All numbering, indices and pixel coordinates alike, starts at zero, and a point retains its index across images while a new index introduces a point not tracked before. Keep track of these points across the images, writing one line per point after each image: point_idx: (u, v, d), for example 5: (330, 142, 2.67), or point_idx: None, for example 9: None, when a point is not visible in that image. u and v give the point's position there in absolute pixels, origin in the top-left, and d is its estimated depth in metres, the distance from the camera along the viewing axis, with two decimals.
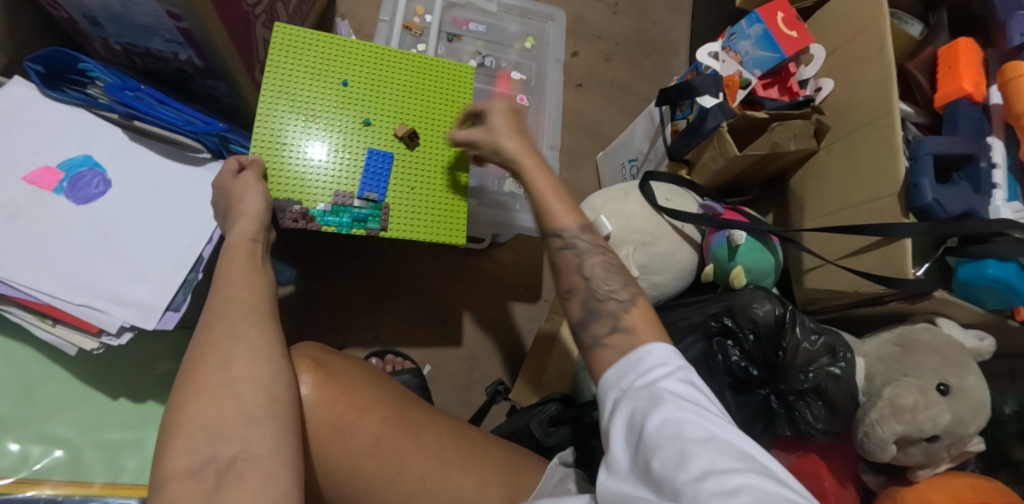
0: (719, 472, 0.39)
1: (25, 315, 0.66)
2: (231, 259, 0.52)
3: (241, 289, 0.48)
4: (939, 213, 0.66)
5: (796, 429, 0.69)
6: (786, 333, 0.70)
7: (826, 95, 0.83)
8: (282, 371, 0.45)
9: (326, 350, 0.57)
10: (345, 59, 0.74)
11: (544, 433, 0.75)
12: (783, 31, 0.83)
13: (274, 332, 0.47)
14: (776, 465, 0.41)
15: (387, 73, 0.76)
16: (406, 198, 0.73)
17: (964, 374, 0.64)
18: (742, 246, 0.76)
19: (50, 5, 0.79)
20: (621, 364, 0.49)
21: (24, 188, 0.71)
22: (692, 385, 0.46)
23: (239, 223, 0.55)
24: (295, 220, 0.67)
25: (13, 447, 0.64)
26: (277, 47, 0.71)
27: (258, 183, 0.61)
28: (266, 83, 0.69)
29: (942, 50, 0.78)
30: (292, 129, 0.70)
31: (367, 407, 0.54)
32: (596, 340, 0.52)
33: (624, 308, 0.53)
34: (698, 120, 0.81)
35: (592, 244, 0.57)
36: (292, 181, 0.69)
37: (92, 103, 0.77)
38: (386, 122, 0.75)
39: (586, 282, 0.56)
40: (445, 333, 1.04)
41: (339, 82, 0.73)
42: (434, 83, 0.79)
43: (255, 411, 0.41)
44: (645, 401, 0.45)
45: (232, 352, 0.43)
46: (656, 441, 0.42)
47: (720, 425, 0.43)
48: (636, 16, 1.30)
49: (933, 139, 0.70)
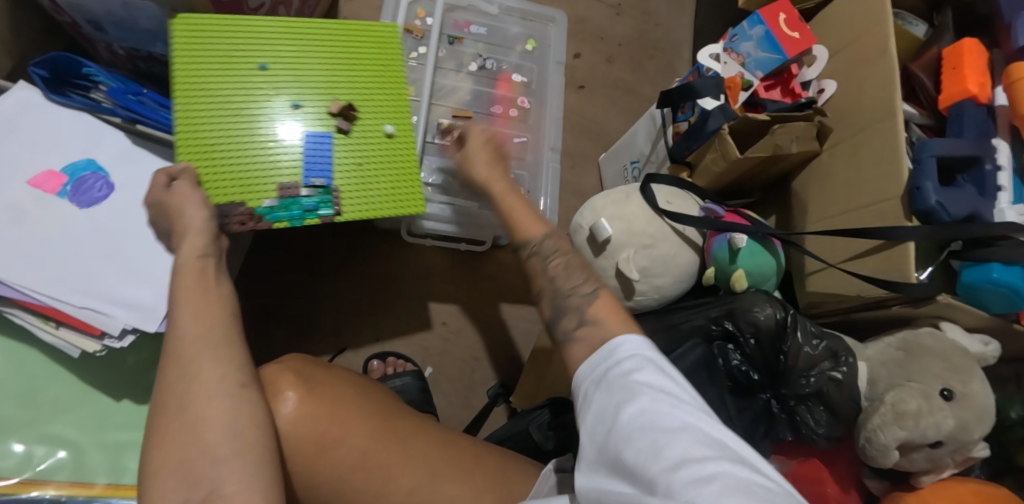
0: (691, 458, 0.38)
1: (29, 317, 0.68)
2: (183, 282, 0.54)
3: (201, 323, 0.51)
4: (943, 217, 0.65)
5: (797, 433, 0.69)
6: (788, 338, 0.69)
7: (828, 96, 0.82)
8: (241, 406, 0.47)
9: (312, 364, 0.62)
10: (256, 42, 0.72)
11: (542, 437, 0.75)
12: (785, 33, 0.82)
13: (234, 363, 0.49)
14: (749, 452, 0.41)
15: (307, 50, 0.75)
16: (355, 177, 0.73)
17: (969, 379, 0.63)
18: (743, 249, 0.75)
19: (54, 10, 0.79)
20: (594, 357, 0.50)
21: (28, 192, 0.72)
22: (667, 376, 0.46)
23: (186, 239, 0.57)
24: (243, 222, 0.66)
25: (19, 448, 0.67)
26: (181, 40, 0.68)
27: (196, 192, 0.62)
28: (177, 77, 0.67)
29: (947, 51, 0.77)
30: (218, 124, 0.68)
31: (351, 421, 0.58)
32: (567, 334, 0.54)
33: (588, 300, 0.56)
34: (699, 122, 0.81)
35: (555, 247, 0.63)
36: (229, 180, 0.67)
37: (95, 107, 0.78)
38: (316, 102, 0.73)
39: (552, 282, 0.60)
40: (447, 336, 1.04)
41: (257, 67, 0.72)
42: (360, 52, 0.78)
43: (218, 451, 0.44)
44: (619, 393, 0.45)
45: (188, 394, 0.46)
46: (631, 434, 0.42)
47: (695, 415, 0.42)
48: (639, 17, 1.29)
49: (937, 141, 0.69)
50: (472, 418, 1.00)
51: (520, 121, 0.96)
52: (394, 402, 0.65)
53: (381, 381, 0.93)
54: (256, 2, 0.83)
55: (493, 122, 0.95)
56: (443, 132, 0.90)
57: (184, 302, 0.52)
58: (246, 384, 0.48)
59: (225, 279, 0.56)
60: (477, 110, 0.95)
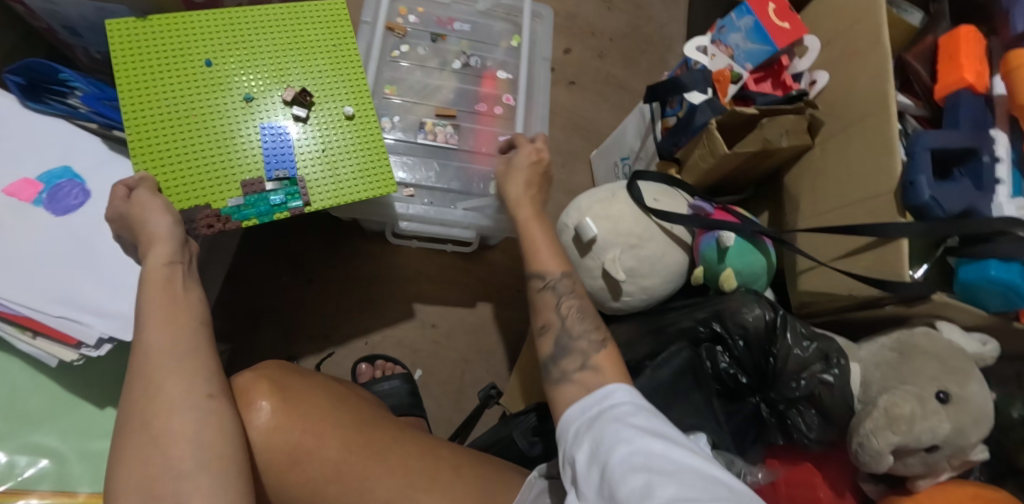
0: (682, 498, 0.43)
1: (5, 327, 0.67)
2: (151, 292, 0.53)
3: (164, 333, 0.49)
4: (938, 212, 0.62)
5: (789, 437, 0.67)
6: (777, 340, 0.66)
7: (819, 88, 0.79)
8: (207, 418, 0.46)
9: (289, 372, 0.61)
10: (199, 40, 0.71)
11: (527, 443, 0.74)
12: (774, 23, 0.80)
13: (201, 374, 0.48)
14: (731, 483, 0.46)
15: (252, 39, 0.73)
16: (320, 163, 0.71)
17: (966, 381, 0.61)
18: (732, 247, 0.72)
19: (29, 16, 0.78)
20: (586, 401, 0.55)
21: (3, 200, 0.71)
22: (655, 421, 0.51)
23: (153, 248, 0.56)
24: (210, 225, 0.66)
25: (2, 457, 0.66)
26: (121, 48, 0.68)
27: (155, 198, 0.60)
28: (122, 85, 0.66)
29: (942, 39, 0.75)
30: (169, 127, 0.67)
31: (326, 432, 0.57)
32: (565, 375, 0.59)
33: (592, 347, 0.60)
34: (687, 116, 0.79)
35: (570, 288, 0.65)
36: (188, 182, 0.66)
37: (72, 113, 0.77)
38: (268, 91, 0.72)
39: (560, 320, 0.64)
40: (437, 339, 1.02)
41: (202, 64, 0.70)
42: (305, 34, 0.76)
43: (183, 465, 0.43)
44: (610, 436, 0.50)
45: (153, 403, 0.45)
46: (624, 473, 0.46)
47: (684, 455, 0.48)
48: (631, 11, 1.27)
49: (931, 133, 0.66)
50: (463, 421, 0.99)
51: (506, 119, 0.94)
52: (373, 411, 0.63)
53: (370, 384, 0.92)
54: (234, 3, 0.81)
55: (477, 121, 0.93)
56: (426, 131, 0.89)
57: (146, 320, 0.51)
58: (214, 395, 0.48)
59: (193, 285, 0.55)
60: (462, 108, 0.93)
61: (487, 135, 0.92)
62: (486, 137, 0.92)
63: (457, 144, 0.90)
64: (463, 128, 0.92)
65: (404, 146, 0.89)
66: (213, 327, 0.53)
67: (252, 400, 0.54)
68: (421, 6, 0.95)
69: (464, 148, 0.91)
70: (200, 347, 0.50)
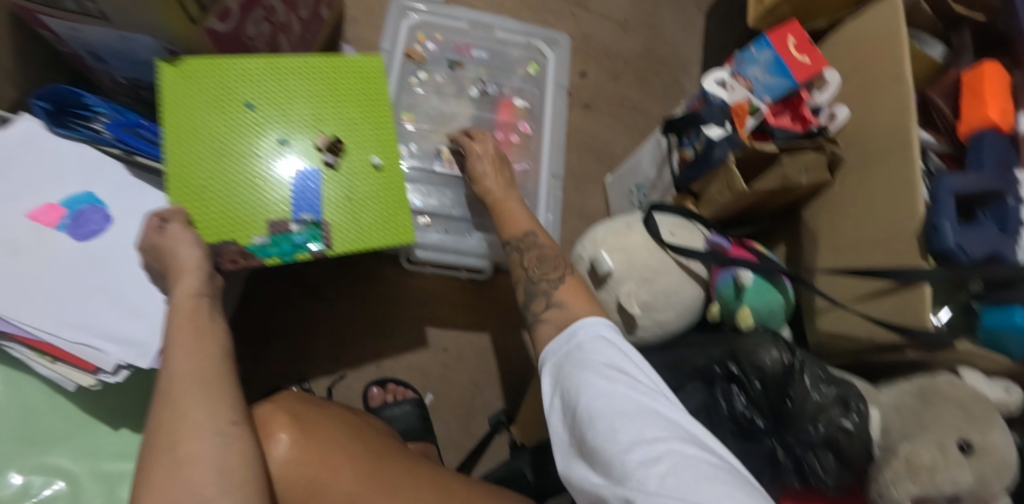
0: (644, 439, 0.46)
1: (25, 351, 0.68)
2: (179, 321, 0.55)
3: (190, 360, 0.51)
4: (963, 259, 0.61)
5: (805, 481, 0.66)
6: (795, 383, 0.65)
7: (841, 123, 0.78)
8: (231, 442, 0.46)
9: (308, 404, 0.61)
10: (242, 83, 0.74)
11: (536, 475, 0.75)
12: (794, 57, 0.78)
13: (224, 401, 0.48)
14: (691, 427, 0.49)
15: (292, 85, 0.76)
16: (344, 209, 0.73)
17: (989, 430, 0.59)
18: (750, 286, 0.72)
19: (57, 43, 0.80)
20: (558, 338, 0.58)
21: (26, 225, 0.72)
22: (621, 356, 0.54)
23: (181, 279, 0.58)
24: (235, 260, 0.67)
25: (18, 478, 0.66)
26: (166, 84, 0.70)
27: (186, 232, 0.62)
28: (164, 121, 0.68)
29: (966, 75, 0.74)
30: (205, 165, 0.69)
31: (340, 464, 0.56)
32: (535, 317, 0.63)
33: (554, 285, 0.64)
34: (705, 149, 0.78)
35: (531, 238, 0.70)
36: (219, 219, 0.68)
37: (95, 138, 0.77)
38: (303, 137, 0.75)
39: (525, 272, 0.67)
40: (448, 362, 1.02)
41: (244, 107, 0.73)
42: (343, 83, 0.79)
43: (206, 490, 0.43)
44: (578, 377, 0.52)
45: (178, 431, 0.45)
46: (592, 415, 0.49)
47: (646, 395, 0.50)
48: (646, 33, 1.27)
49: (953, 177, 0.65)
50: (473, 445, 0.99)
51: (521, 147, 0.94)
52: (385, 441, 0.62)
53: (380, 409, 0.92)
54: (255, 31, 0.81)
55: None
56: (442, 159, 0.89)
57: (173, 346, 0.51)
58: (238, 422, 0.48)
59: (218, 317, 0.57)
60: None
61: None
62: None
63: None
64: None
65: (421, 174, 0.89)
66: (234, 360, 0.54)
67: (271, 431, 0.55)
68: (439, 33, 0.96)
69: None
70: (223, 376, 0.51)
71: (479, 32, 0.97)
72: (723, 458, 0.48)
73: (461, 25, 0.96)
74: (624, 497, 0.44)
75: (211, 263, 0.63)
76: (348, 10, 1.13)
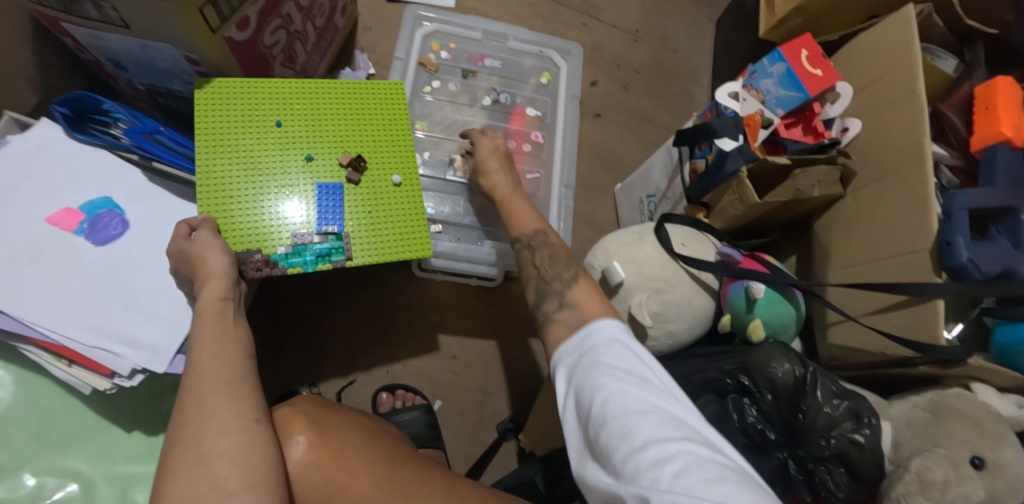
0: (656, 439, 0.46)
1: (42, 355, 0.68)
2: (204, 324, 0.56)
3: (217, 361, 0.52)
4: (975, 274, 0.61)
5: (817, 495, 0.65)
6: (807, 396, 0.66)
7: (852, 136, 0.79)
8: (253, 440, 0.47)
9: (326, 409, 0.62)
10: (273, 101, 0.75)
11: (547, 485, 0.75)
12: (807, 70, 0.79)
13: (247, 401, 0.49)
14: (704, 429, 0.49)
15: (320, 105, 0.78)
16: (365, 223, 0.74)
17: (1000, 447, 0.59)
18: (761, 299, 0.72)
19: (77, 49, 0.81)
20: (571, 341, 0.58)
21: (45, 230, 0.72)
22: (633, 358, 0.54)
23: (210, 282, 0.59)
24: (259, 268, 0.68)
25: (31, 480, 0.67)
26: (202, 101, 0.71)
27: (214, 238, 0.63)
28: (197, 135, 0.69)
29: (978, 90, 0.74)
30: (234, 179, 0.70)
31: (358, 468, 0.56)
32: (548, 316, 0.63)
33: (566, 285, 0.65)
34: (717, 161, 0.78)
35: (543, 240, 0.71)
36: (246, 231, 0.69)
37: (114, 144, 0.78)
38: (329, 154, 0.75)
39: (538, 271, 0.68)
40: (457, 369, 1.03)
41: (273, 123, 0.74)
42: (368, 105, 0.80)
43: (229, 486, 0.43)
44: (591, 378, 0.53)
45: (202, 428, 0.46)
46: (604, 415, 0.49)
47: (659, 396, 0.50)
48: (657, 44, 1.27)
49: (967, 192, 0.65)
50: (480, 453, 0.99)
51: (533, 156, 0.95)
52: (399, 449, 0.63)
53: (389, 415, 0.92)
54: (272, 40, 0.82)
55: None
56: (455, 168, 0.90)
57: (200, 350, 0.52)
58: (261, 420, 0.49)
59: (242, 322, 0.59)
60: None
61: None
62: None
63: None
64: None
65: (434, 183, 0.90)
66: (256, 366, 0.55)
67: (289, 434, 0.55)
68: (453, 42, 0.97)
69: None
70: (247, 381, 0.52)
71: (493, 42, 0.98)
72: (738, 462, 0.47)
73: (474, 34, 0.98)
74: (636, 495, 0.44)
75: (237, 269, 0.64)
76: (362, 19, 1.14)
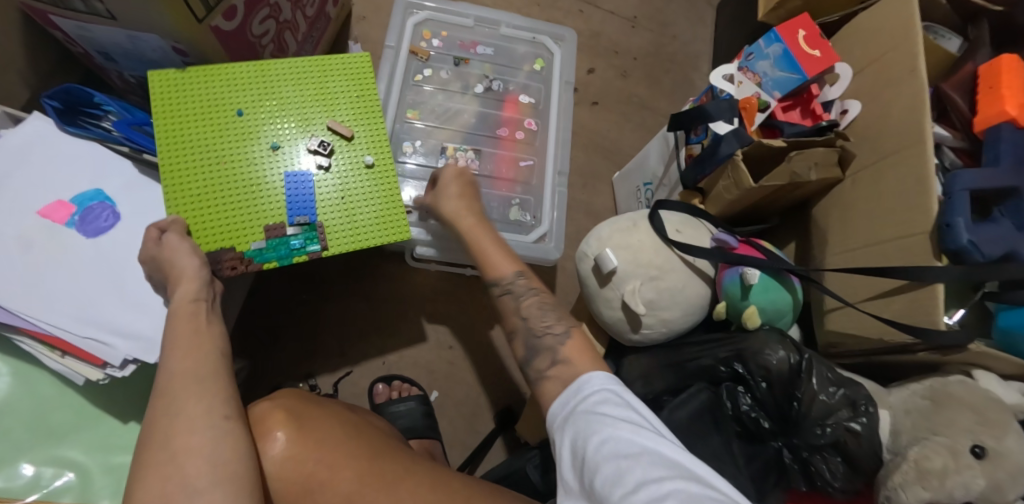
0: (650, 480, 0.45)
1: (35, 345, 0.69)
2: (176, 326, 0.55)
3: (188, 359, 0.52)
4: (976, 257, 0.59)
5: (812, 485, 0.65)
6: (801, 383, 0.64)
7: (852, 117, 0.76)
8: (223, 437, 0.47)
9: (307, 402, 0.61)
10: (231, 89, 0.74)
11: (540, 477, 0.73)
12: (804, 51, 0.77)
13: (218, 397, 0.49)
14: (698, 470, 0.47)
15: (281, 87, 0.76)
16: (338, 210, 0.73)
17: (1003, 435, 0.57)
18: (756, 285, 0.71)
19: (67, 42, 0.80)
20: (563, 395, 0.57)
21: (37, 223, 0.73)
22: (626, 407, 0.53)
23: (181, 285, 0.59)
24: (234, 267, 0.68)
25: (29, 469, 0.67)
26: (158, 98, 0.71)
27: (184, 241, 0.62)
28: (158, 133, 0.69)
29: (981, 69, 0.72)
30: (199, 174, 0.70)
31: (341, 464, 0.56)
32: (540, 374, 0.62)
33: (560, 340, 0.62)
34: (712, 145, 0.76)
35: (527, 287, 0.68)
36: (215, 228, 0.69)
37: (104, 136, 0.78)
38: (294, 140, 0.74)
39: (525, 322, 0.66)
40: (454, 360, 1.02)
41: (234, 113, 0.73)
42: (331, 82, 0.78)
43: (198, 483, 0.43)
44: (585, 427, 0.51)
45: (173, 427, 0.46)
46: (597, 461, 0.48)
47: (656, 442, 0.49)
48: (655, 30, 1.25)
49: (970, 173, 0.63)
50: (477, 443, 0.98)
51: (526, 144, 0.94)
52: (385, 439, 0.62)
53: (386, 406, 0.92)
54: (261, 29, 0.82)
55: (499, 145, 0.93)
56: (447, 156, 0.90)
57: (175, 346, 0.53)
58: (231, 416, 0.49)
59: (216, 320, 0.58)
60: (482, 133, 0.93)
61: (509, 160, 0.92)
62: (507, 162, 0.92)
63: (477, 169, 0.90)
64: (485, 153, 0.92)
65: (424, 171, 0.89)
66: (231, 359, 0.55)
67: (268, 429, 0.55)
68: (444, 30, 0.95)
69: (484, 174, 0.91)
70: (219, 374, 0.52)
71: (485, 28, 0.97)
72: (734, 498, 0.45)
73: (467, 22, 0.96)
74: None
75: (210, 271, 0.65)
76: (356, 8, 1.13)
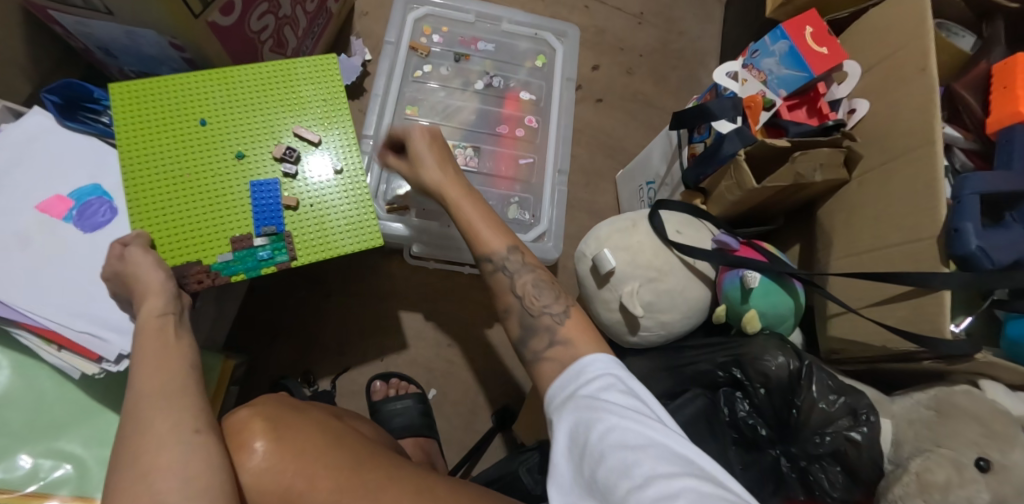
0: (658, 475, 0.43)
1: (33, 339, 0.68)
2: (144, 342, 0.56)
3: (155, 378, 0.52)
4: (986, 263, 0.57)
5: (810, 494, 0.63)
6: (800, 390, 0.63)
7: (858, 118, 0.74)
8: (194, 452, 0.47)
9: (286, 409, 0.61)
10: (194, 100, 0.74)
11: (533, 480, 0.72)
12: (811, 48, 0.75)
13: (187, 411, 0.50)
14: (708, 467, 0.45)
15: (244, 96, 0.76)
16: (306, 218, 0.73)
17: (1009, 448, 0.55)
18: (757, 288, 0.69)
19: (68, 38, 0.81)
20: (562, 380, 0.55)
21: (35, 217, 0.72)
22: (630, 396, 0.51)
23: (147, 300, 0.59)
24: (201, 281, 0.67)
25: (27, 461, 0.68)
26: (121, 112, 0.71)
27: (146, 255, 0.62)
28: (120, 148, 0.69)
29: (996, 68, 0.69)
30: (164, 188, 0.70)
31: (319, 473, 0.55)
32: (536, 354, 0.59)
33: (558, 320, 0.60)
34: (715, 144, 0.74)
35: (520, 264, 0.65)
36: (180, 239, 0.69)
37: (106, 131, 0.80)
38: (259, 149, 0.74)
39: (519, 300, 0.63)
40: (452, 358, 1.01)
41: (198, 124, 0.73)
42: (296, 88, 0.78)
43: (168, 498, 0.44)
44: (588, 415, 0.49)
45: (140, 446, 0.47)
46: (602, 451, 0.46)
47: (661, 432, 0.48)
48: (662, 26, 1.23)
49: (981, 175, 0.61)
50: (474, 442, 0.98)
51: (527, 141, 0.93)
52: (370, 446, 0.62)
53: (383, 403, 0.92)
54: (260, 25, 0.81)
55: (499, 143, 0.92)
56: None
57: (146, 359, 0.54)
58: (202, 430, 0.49)
59: (187, 334, 0.59)
60: (482, 130, 0.92)
61: (508, 158, 0.91)
62: (507, 160, 0.91)
63: (476, 167, 0.89)
64: (484, 150, 0.91)
65: None
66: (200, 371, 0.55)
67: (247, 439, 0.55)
68: (445, 25, 0.95)
69: (483, 171, 0.89)
70: (189, 389, 0.52)
71: (487, 24, 0.96)
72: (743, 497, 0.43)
73: (467, 17, 0.96)
74: None
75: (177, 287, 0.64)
76: (359, 4, 1.12)
